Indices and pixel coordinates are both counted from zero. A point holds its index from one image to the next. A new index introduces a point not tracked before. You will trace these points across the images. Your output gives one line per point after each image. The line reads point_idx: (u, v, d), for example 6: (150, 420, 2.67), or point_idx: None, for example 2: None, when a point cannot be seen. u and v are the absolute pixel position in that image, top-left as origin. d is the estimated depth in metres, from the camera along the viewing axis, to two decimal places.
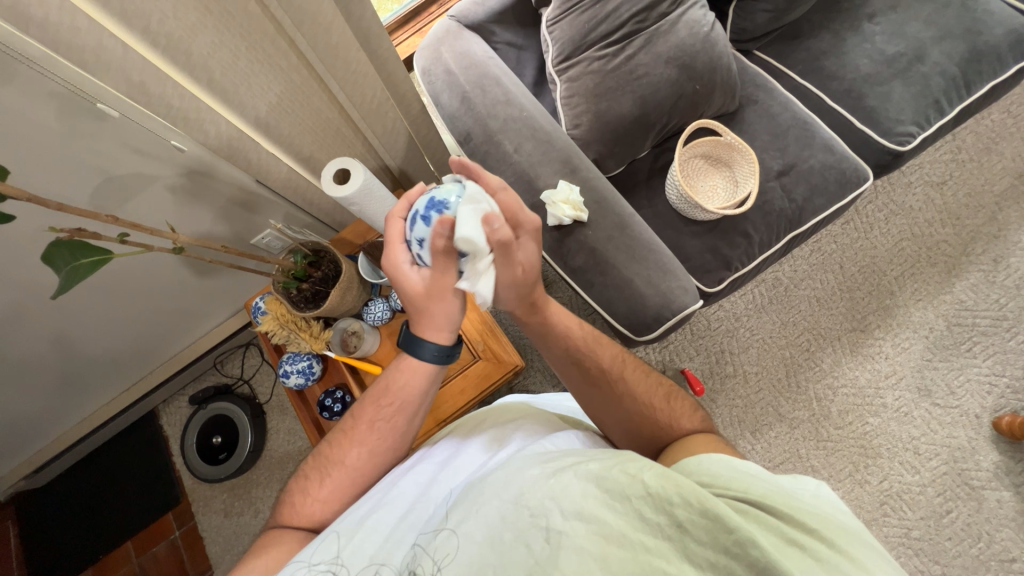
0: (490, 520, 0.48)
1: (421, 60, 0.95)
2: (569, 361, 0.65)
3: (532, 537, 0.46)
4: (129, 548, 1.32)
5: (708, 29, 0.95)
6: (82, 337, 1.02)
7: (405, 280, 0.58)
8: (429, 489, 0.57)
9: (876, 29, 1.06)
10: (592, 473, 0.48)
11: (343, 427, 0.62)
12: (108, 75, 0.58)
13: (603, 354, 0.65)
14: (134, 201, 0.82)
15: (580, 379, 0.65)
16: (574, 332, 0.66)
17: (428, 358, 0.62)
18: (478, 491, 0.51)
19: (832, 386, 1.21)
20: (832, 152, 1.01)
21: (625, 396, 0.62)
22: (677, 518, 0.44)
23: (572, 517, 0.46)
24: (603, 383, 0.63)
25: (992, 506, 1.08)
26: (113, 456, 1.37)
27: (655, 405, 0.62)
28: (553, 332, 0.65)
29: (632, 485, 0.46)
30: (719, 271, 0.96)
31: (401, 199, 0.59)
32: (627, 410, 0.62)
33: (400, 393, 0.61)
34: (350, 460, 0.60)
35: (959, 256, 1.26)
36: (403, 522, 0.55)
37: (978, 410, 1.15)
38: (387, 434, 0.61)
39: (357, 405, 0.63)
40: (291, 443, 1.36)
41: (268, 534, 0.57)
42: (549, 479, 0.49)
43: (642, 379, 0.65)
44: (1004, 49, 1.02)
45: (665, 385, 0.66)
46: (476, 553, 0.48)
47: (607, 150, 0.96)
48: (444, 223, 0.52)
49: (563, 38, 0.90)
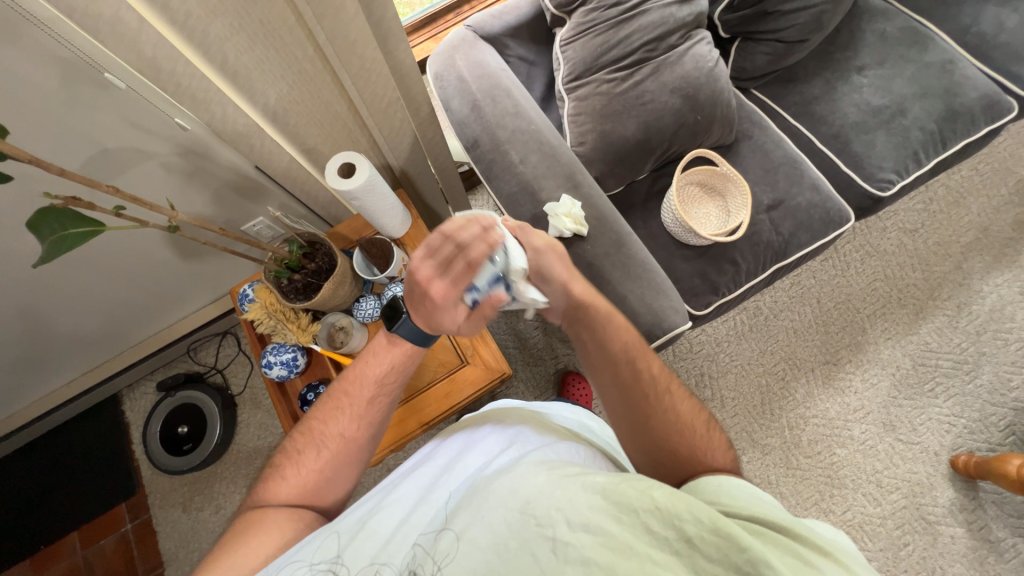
0: (495, 528, 0.47)
1: (435, 65, 0.96)
2: (623, 361, 0.65)
3: (537, 547, 0.45)
4: (75, 539, 1.25)
5: (712, 65, 0.99)
6: (52, 313, 0.98)
7: (450, 321, 0.61)
8: (431, 493, 0.57)
9: (864, 82, 1.13)
10: (599, 486, 0.47)
11: (336, 402, 0.64)
12: (120, 48, 0.57)
13: (654, 365, 0.66)
14: (126, 174, 0.80)
15: (627, 384, 0.64)
16: (632, 335, 0.67)
17: (402, 334, 0.66)
18: (483, 496, 0.51)
19: (804, 416, 1.25)
20: (818, 191, 1.06)
21: (668, 408, 0.62)
22: (686, 533, 0.43)
23: (579, 528, 0.45)
24: (653, 392, 0.63)
25: (946, 541, 1.13)
26: (69, 440, 1.30)
27: (695, 429, 0.62)
28: (614, 326, 0.67)
29: (640, 498, 0.45)
30: (707, 295, 0.99)
31: (484, 242, 0.57)
32: (669, 423, 0.61)
33: (396, 369, 0.67)
34: (345, 432, 0.62)
35: (927, 300, 1.33)
36: (404, 525, 0.54)
37: (938, 448, 1.20)
38: (383, 409, 0.65)
39: (351, 378, 0.66)
40: (261, 438, 1.31)
41: (255, 513, 0.57)
42: (554, 488, 0.48)
43: (685, 404, 0.64)
44: (977, 111, 1.10)
45: (705, 415, 0.65)
46: (482, 559, 0.47)
47: (608, 169, 0.99)
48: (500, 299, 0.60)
49: (575, 59, 0.93)
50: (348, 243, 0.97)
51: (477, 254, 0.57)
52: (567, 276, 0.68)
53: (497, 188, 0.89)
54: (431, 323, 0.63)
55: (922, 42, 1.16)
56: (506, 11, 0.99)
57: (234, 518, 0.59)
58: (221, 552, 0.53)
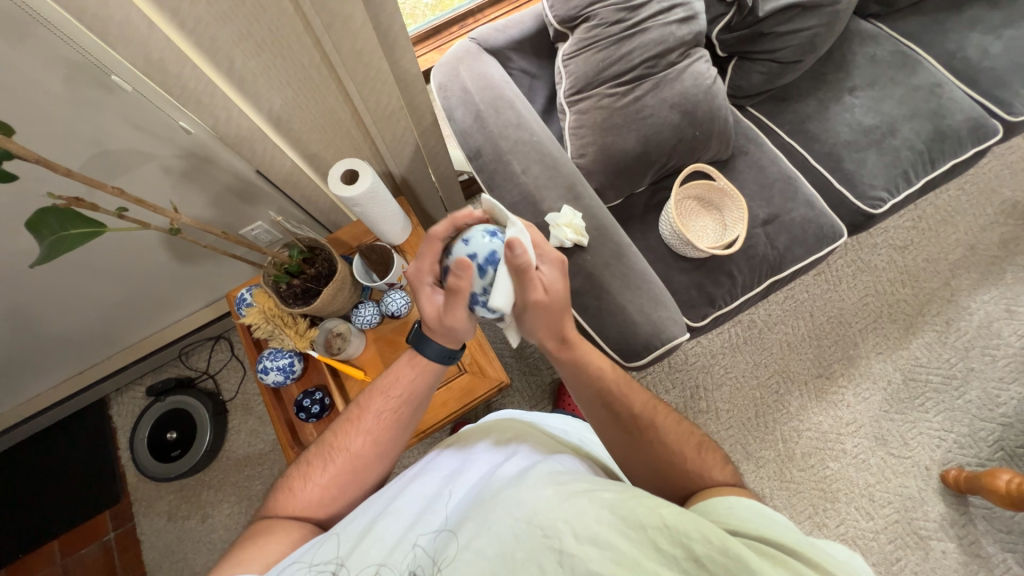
0: (502, 538, 0.47)
1: (439, 75, 0.98)
2: (599, 402, 0.66)
3: (545, 558, 0.45)
4: (56, 547, 1.22)
5: (710, 82, 1.01)
6: (43, 315, 0.96)
7: (426, 300, 0.63)
8: (435, 501, 0.56)
9: (855, 102, 1.17)
10: (607, 501, 0.47)
11: (349, 416, 0.65)
12: (129, 51, 0.57)
13: (634, 400, 0.65)
14: (126, 175, 0.80)
15: (608, 421, 0.65)
16: (606, 372, 0.67)
17: (431, 357, 0.66)
18: (490, 507, 0.50)
19: (798, 429, 1.26)
20: (812, 207, 1.08)
21: (652, 442, 0.62)
22: (694, 553, 0.42)
23: (586, 541, 0.44)
24: (633, 429, 0.63)
25: (938, 556, 1.13)
26: (54, 445, 1.27)
27: (685, 453, 0.61)
28: (585, 369, 0.67)
29: (648, 515, 0.44)
30: (704, 307, 1.01)
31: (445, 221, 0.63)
32: (655, 456, 0.61)
33: (406, 386, 0.65)
34: (352, 448, 0.62)
35: (917, 316, 1.35)
36: (407, 533, 0.53)
37: (928, 463, 1.21)
38: (391, 426, 0.64)
39: (365, 394, 0.66)
40: (252, 445, 1.29)
41: (260, 523, 0.57)
42: (563, 501, 0.48)
43: (672, 430, 0.63)
44: (964, 133, 1.13)
45: (694, 433, 0.64)
46: (486, 568, 0.46)
47: (608, 181, 1.01)
48: (463, 265, 0.56)
49: (577, 73, 0.95)
50: (348, 249, 0.97)
51: (438, 229, 0.63)
52: (545, 334, 0.66)
53: (498, 197, 0.90)
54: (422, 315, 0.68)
55: (911, 65, 1.20)
56: (510, 26, 1.01)
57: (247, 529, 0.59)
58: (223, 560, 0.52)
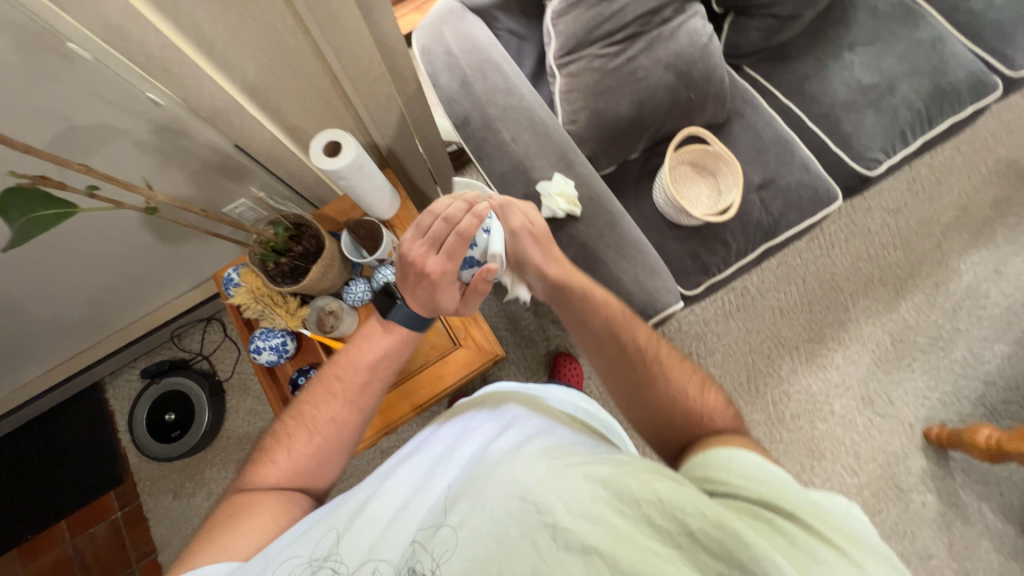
0: (497, 515, 0.47)
1: (421, 37, 0.92)
2: (606, 335, 0.69)
3: (539, 535, 0.45)
4: (63, 527, 1.24)
5: (706, 40, 0.97)
6: (24, 300, 0.93)
7: (448, 295, 0.64)
8: (430, 479, 0.56)
9: (855, 60, 1.13)
10: (600, 477, 0.47)
11: (329, 387, 0.64)
12: (84, 12, 0.53)
13: (639, 334, 0.68)
14: (97, 152, 0.76)
15: (615, 353, 0.67)
16: (612, 310, 0.71)
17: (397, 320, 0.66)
18: (483, 484, 0.50)
19: (788, 392, 1.29)
20: (807, 171, 1.07)
21: (658, 377, 0.64)
22: (689, 526, 0.42)
23: (580, 517, 0.45)
24: (639, 361, 0.66)
25: (918, 507, 1.19)
26: (53, 429, 1.27)
27: (688, 392, 0.62)
28: (592, 303, 0.71)
29: (644, 490, 0.45)
30: (697, 275, 1.00)
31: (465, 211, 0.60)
32: (660, 388, 0.63)
33: (388, 355, 0.66)
34: (338, 418, 0.63)
35: (907, 278, 1.36)
36: (403, 511, 0.53)
37: (912, 420, 1.25)
38: (374, 393, 0.65)
39: (343, 364, 0.66)
40: (251, 423, 1.30)
41: (244, 494, 0.58)
42: (558, 478, 0.48)
43: (679, 368, 0.65)
44: (963, 90, 1.10)
45: (699, 374, 0.65)
46: (482, 547, 0.47)
47: (601, 148, 0.98)
48: (492, 272, 0.63)
49: (567, 33, 0.90)
50: (336, 225, 0.95)
51: (467, 225, 0.59)
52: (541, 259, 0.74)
53: (488, 167, 0.87)
54: (429, 304, 0.64)
55: (913, 18, 1.15)
56: None
57: (225, 496, 0.59)
58: (213, 537, 0.53)
